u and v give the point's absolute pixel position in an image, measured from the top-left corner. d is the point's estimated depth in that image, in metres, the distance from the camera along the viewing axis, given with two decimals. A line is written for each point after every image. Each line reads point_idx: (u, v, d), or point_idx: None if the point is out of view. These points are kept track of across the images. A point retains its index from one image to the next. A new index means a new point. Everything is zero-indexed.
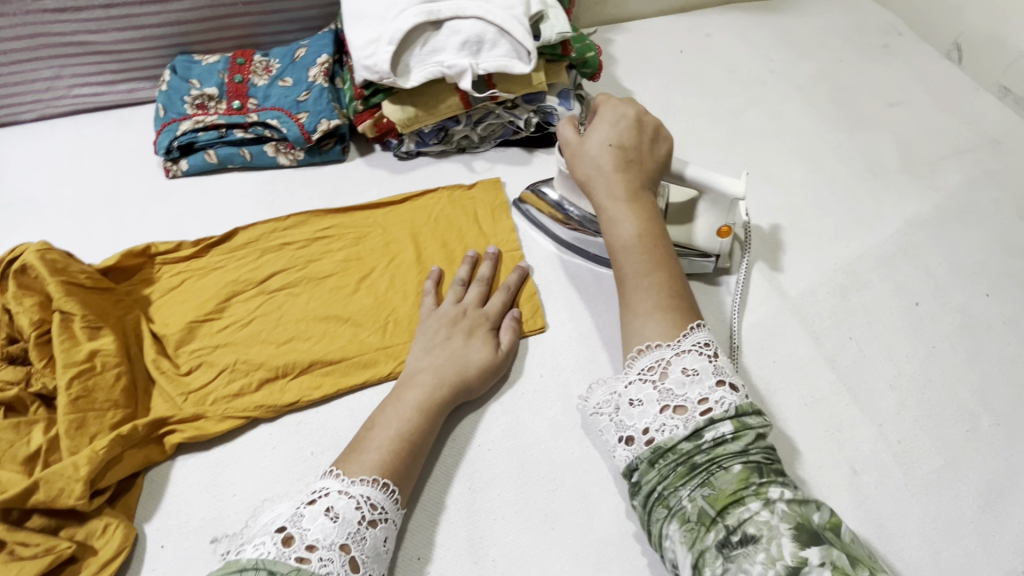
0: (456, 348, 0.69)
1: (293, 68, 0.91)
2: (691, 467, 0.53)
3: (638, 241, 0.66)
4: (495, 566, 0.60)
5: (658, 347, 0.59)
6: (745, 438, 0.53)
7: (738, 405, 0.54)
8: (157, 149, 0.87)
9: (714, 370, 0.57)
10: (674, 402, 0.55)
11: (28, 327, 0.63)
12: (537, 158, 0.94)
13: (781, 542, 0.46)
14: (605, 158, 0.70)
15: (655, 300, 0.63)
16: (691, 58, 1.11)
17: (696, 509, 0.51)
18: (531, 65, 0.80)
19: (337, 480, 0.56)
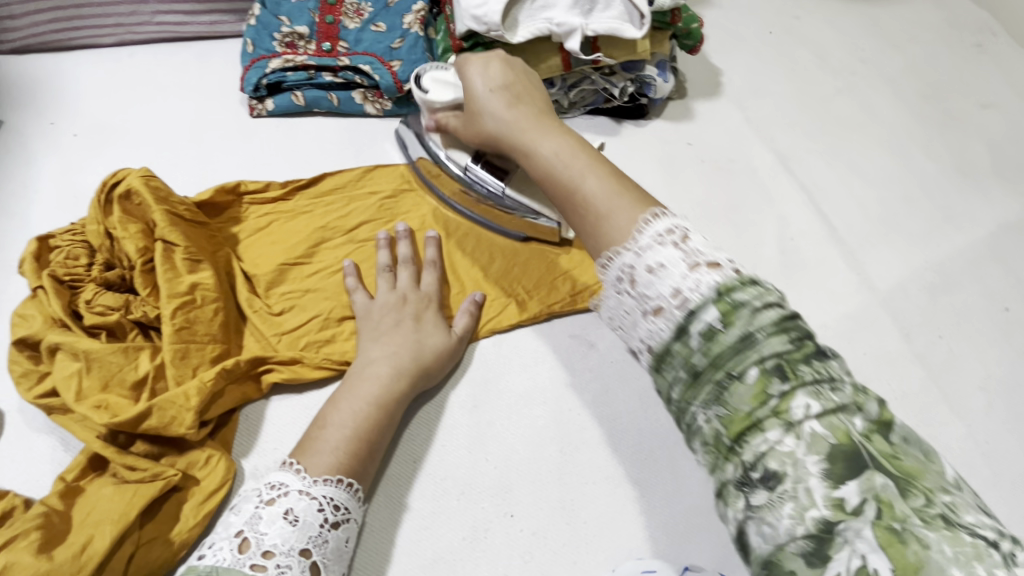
0: (428, 326, 0.67)
1: (387, 13, 0.88)
2: (694, 374, 0.42)
3: (547, 169, 0.58)
4: (587, 528, 0.61)
5: (618, 255, 0.48)
6: (740, 318, 0.41)
7: (719, 284, 0.42)
8: (244, 86, 0.85)
9: (688, 255, 0.44)
10: (653, 304, 0.44)
11: (134, 253, 0.63)
12: (625, 129, 0.92)
13: (809, 484, 0.36)
14: (493, 105, 0.66)
15: (586, 224, 0.52)
16: (781, 40, 1.07)
17: (709, 432, 0.41)
18: (642, 32, 0.77)
19: (298, 479, 0.53)
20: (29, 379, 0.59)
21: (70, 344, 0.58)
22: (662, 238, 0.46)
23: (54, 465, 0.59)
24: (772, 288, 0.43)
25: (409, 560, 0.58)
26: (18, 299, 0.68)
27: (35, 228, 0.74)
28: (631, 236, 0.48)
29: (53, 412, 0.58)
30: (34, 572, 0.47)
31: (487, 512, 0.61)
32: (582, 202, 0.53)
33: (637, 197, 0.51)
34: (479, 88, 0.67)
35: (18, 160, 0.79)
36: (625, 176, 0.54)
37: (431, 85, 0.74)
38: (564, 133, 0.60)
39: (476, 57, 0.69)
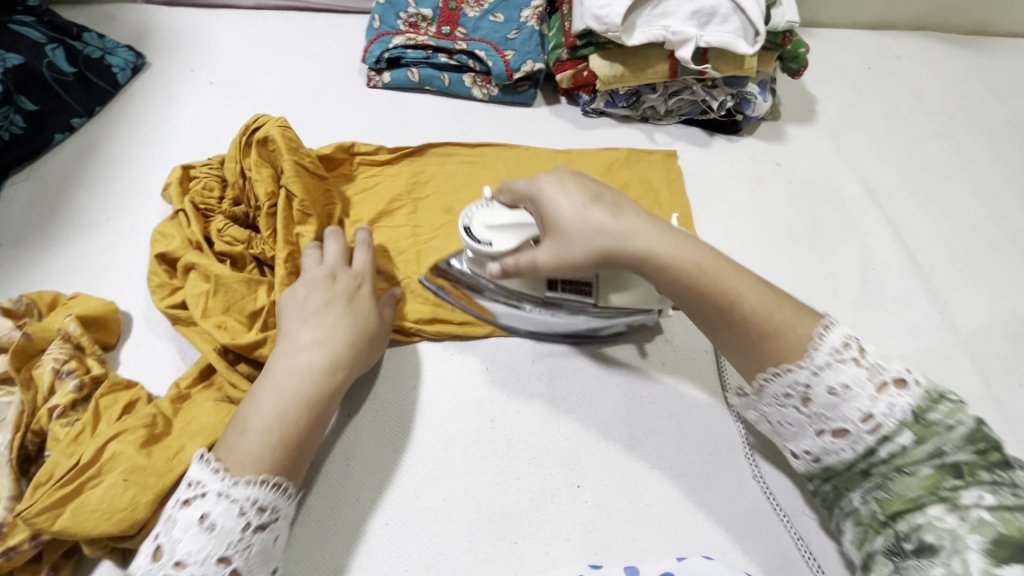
0: (362, 309, 0.64)
1: (506, 6, 0.93)
2: (863, 471, 0.52)
3: (687, 279, 0.56)
4: (649, 511, 0.63)
5: (788, 370, 0.54)
6: (931, 435, 0.49)
7: (914, 407, 0.50)
8: (367, 57, 0.91)
9: (869, 373, 0.51)
10: (833, 425, 0.53)
11: (263, 196, 0.69)
12: (717, 143, 0.95)
13: (965, 556, 0.44)
14: (591, 223, 0.58)
15: (747, 333, 0.55)
16: (879, 77, 1.08)
17: (866, 511, 0.52)
18: (754, 49, 0.80)
19: (216, 479, 0.49)
20: (163, 290, 0.66)
21: (205, 266, 0.64)
22: (840, 353, 0.52)
23: (170, 370, 0.64)
24: (959, 402, 0.51)
25: (479, 511, 0.61)
26: (155, 221, 0.75)
27: (172, 161, 0.81)
28: (803, 355, 0.53)
29: (177, 322, 0.65)
30: (131, 466, 0.52)
31: (554, 478, 0.64)
32: (739, 320, 0.55)
33: (740, 271, 0.57)
34: (567, 213, 0.58)
35: (160, 98, 0.87)
36: (734, 261, 0.59)
37: (492, 236, 0.62)
38: (678, 236, 0.59)
39: (552, 174, 0.61)
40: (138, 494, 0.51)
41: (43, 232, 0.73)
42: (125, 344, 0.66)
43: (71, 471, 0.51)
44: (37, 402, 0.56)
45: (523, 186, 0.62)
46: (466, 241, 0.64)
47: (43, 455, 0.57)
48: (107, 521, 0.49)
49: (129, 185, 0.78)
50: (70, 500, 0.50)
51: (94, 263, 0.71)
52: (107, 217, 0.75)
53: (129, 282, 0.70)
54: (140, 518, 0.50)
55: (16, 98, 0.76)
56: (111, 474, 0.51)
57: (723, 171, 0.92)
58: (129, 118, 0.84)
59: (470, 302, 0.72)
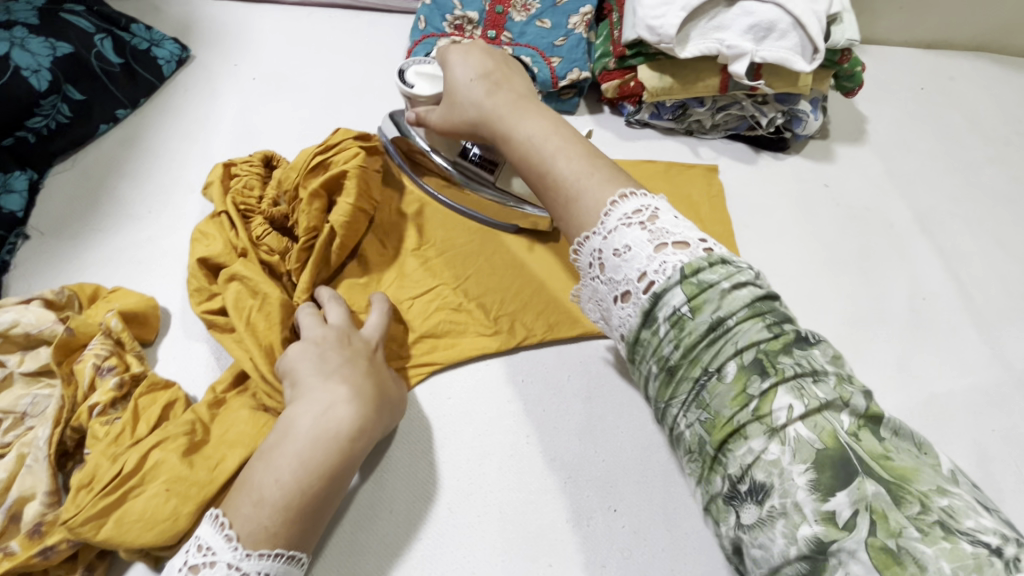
0: (380, 368, 0.61)
1: (553, 11, 0.91)
2: (669, 372, 0.44)
3: (532, 155, 0.55)
4: (687, 540, 0.61)
5: (589, 239, 0.50)
6: (708, 305, 0.43)
7: (686, 266, 0.44)
8: (410, 59, 0.89)
9: (652, 236, 0.47)
10: (620, 289, 0.48)
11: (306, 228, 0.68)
12: (763, 160, 0.92)
13: (795, 494, 0.37)
14: (474, 94, 0.60)
15: (555, 201, 0.54)
16: (932, 98, 1.04)
17: (691, 436, 0.43)
18: (812, 67, 0.77)
19: (228, 548, 0.48)
20: (202, 295, 0.66)
21: (254, 281, 0.64)
22: (629, 220, 0.48)
23: (208, 371, 0.64)
24: (747, 268, 0.45)
25: (514, 529, 0.60)
26: (195, 217, 0.75)
27: (213, 156, 0.81)
28: (597, 219, 0.50)
29: (213, 327, 0.64)
30: (174, 476, 0.52)
31: (590, 500, 0.62)
32: (554, 186, 0.53)
33: (607, 175, 0.52)
34: (460, 80, 0.61)
35: (203, 91, 0.87)
36: (620, 169, 0.54)
37: (417, 79, 0.67)
38: (545, 116, 0.57)
39: (456, 49, 0.63)
40: (180, 505, 0.51)
41: (85, 223, 0.73)
42: (162, 342, 0.65)
43: (115, 479, 0.51)
44: (77, 398, 0.56)
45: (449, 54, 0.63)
46: (397, 84, 0.68)
47: (80, 451, 0.57)
48: (151, 532, 0.50)
49: (169, 178, 0.78)
50: (112, 508, 0.50)
51: (134, 257, 0.71)
52: (147, 210, 0.75)
53: (168, 278, 0.70)
54: (181, 529, 0.51)
55: (64, 88, 0.76)
56: (154, 484, 0.51)
57: (768, 190, 0.90)
58: (172, 111, 0.84)
59: (472, 205, 0.77)
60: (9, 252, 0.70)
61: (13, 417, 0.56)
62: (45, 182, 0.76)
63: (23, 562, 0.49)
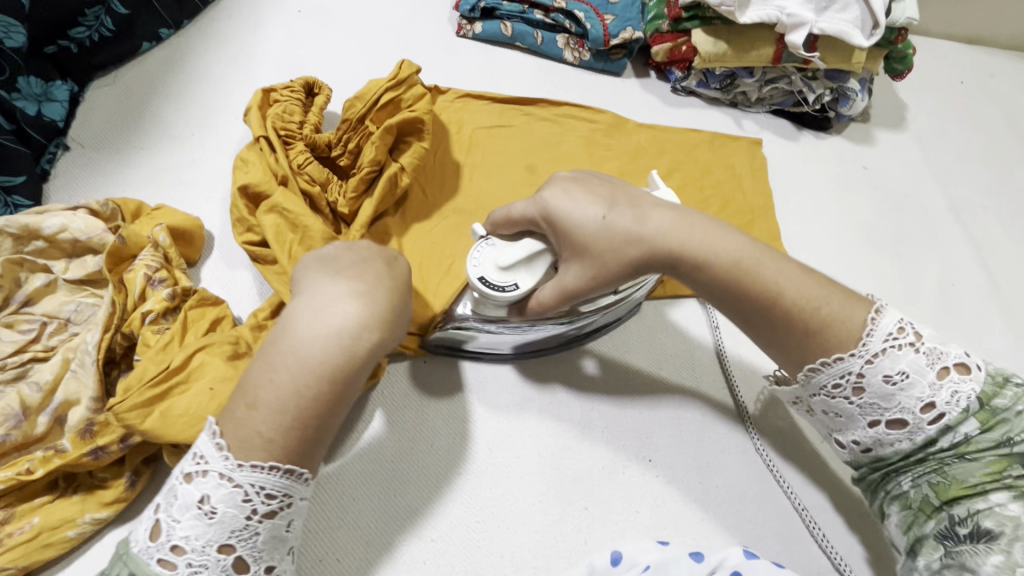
0: (399, 274, 0.54)
1: None
2: (917, 458, 0.50)
3: (728, 275, 0.52)
4: (718, 493, 0.62)
5: (843, 360, 0.49)
6: (999, 424, 0.48)
7: (978, 395, 0.48)
8: (461, 4, 0.88)
9: (928, 359, 0.48)
10: (889, 415, 0.49)
11: (369, 162, 0.67)
12: (805, 138, 0.92)
13: (1022, 546, 0.44)
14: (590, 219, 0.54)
15: (790, 335, 0.51)
16: (971, 92, 1.04)
17: (915, 495, 0.50)
18: (870, 42, 0.77)
19: (218, 458, 0.43)
20: (242, 225, 0.63)
21: (295, 213, 0.62)
22: (895, 339, 0.48)
23: (251, 294, 0.63)
24: (1023, 386, 0.49)
25: (552, 471, 0.61)
26: (239, 143, 0.73)
27: (258, 85, 0.79)
28: (855, 342, 0.49)
29: (257, 261, 0.63)
30: (219, 376, 0.51)
31: (626, 448, 0.63)
32: (785, 314, 0.50)
33: (842, 295, 0.50)
34: (588, 218, 0.55)
35: (247, 19, 0.84)
36: (823, 274, 0.52)
37: (514, 275, 0.58)
38: (737, 233, 0.53)
39: (555, 186, 0.57)
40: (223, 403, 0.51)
41: (127, 140, 0.71)
42: (204, 264, 0.65)
43: (161, 373, 0.50)
44: (128, 305, 0.55)
45: (551, 191, 0.57)
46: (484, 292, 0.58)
47: (125, 360, 0.56)
48: (192, 428, 0.49)
49: (213, 103, 0.76)
50: (156, 402, 0.50)
51: (177, 177, 0.70)
52: (191, 132, 0.73)
53: (211, 201, 0.69)
54: None
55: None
56: (199, 382, 0.51)
57: (808, 167, 0.90)
58: (216, 37, 0.82)
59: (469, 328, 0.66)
60: (49, 162, 0.68)
61: (57, 322, 0.56)
62: (86, 95, 0.74)
63: (73, 460, 0.49)
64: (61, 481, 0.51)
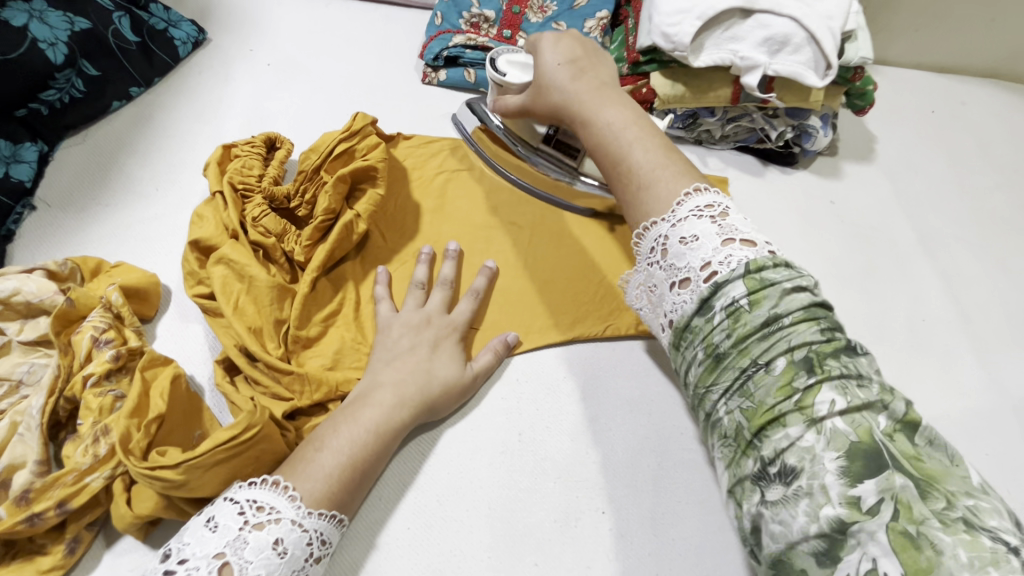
0: (444, 355, 0.64)
1: (570, 14, 0.91)
2: (716, 359, 0.45)
3: (601, 142, 0.59)
4: (673, 546, 0.60)
5: (653, 225, 0.53)
6: (766, 300, 0.44)
7: (750, 262, 0.45)
8: (425, 53, 0.90)
9: (720, 231, 0.49)
10: (680, 276, 0.49)
11: (322, 211, 0.68)
12: (770, 173, 0.92)
13: (825, 481, 0.37)
14: (557, 79, 0.64)
15: (624, 188, 0.57)
16: (943, 122, 1.04)
17: (729, 422, 0.43)
18: (824, 82, 0.77)
19: (292, 506, 0.49)
20: (192, 278, 0.64)
21: (242, 264, 0.63)
22: (700, 212, 0.50)
23: (205, 350, 0.64)
24: (808, 277, 0.45)
25: (501, 525, 0.60)
26: (201, 197, 0.75)
27: (222, 138, 0.81)
28: (666, 210, 0.53)
29: (207, 313, 0.63)
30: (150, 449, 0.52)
31: (579, 500, 0.62)
32: (625, 173, 0.57)
33: (681, 169, 0.55)
34: (545, 65, 0.66)
35: (217, 75, 0.87)
36: (673, 147, 0.58)
37: (509, 67, 0.71)
38: (626, 104, 0.60)
39: (544, 35, 0.67)
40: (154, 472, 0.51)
41: (92, 198, 0.74)
42: (159, 320, 0.66)
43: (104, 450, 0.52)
44: (73, 368, 0.56)
45: (529, 39, 0.69)
46: (487, 73, 0.72)
47: (71, 422, 0.56)
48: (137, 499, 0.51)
49: (178, 158, 0.78)
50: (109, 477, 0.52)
51: (138, 233, 0.71)
52: (155, 188, 0.75)
53: (170, 256, 0.70)
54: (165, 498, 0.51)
55: (80, 63, 0.76)
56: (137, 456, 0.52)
57: (774, 203, 0.90)
58: (185, 93, 0.84)
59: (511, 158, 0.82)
60: (16, 222, 0.70)
61: (8, 385, 0.57)
62: (56, 154, 0.77)
63: (8, 528, 0.49)
64: (0, 548, 0.51)
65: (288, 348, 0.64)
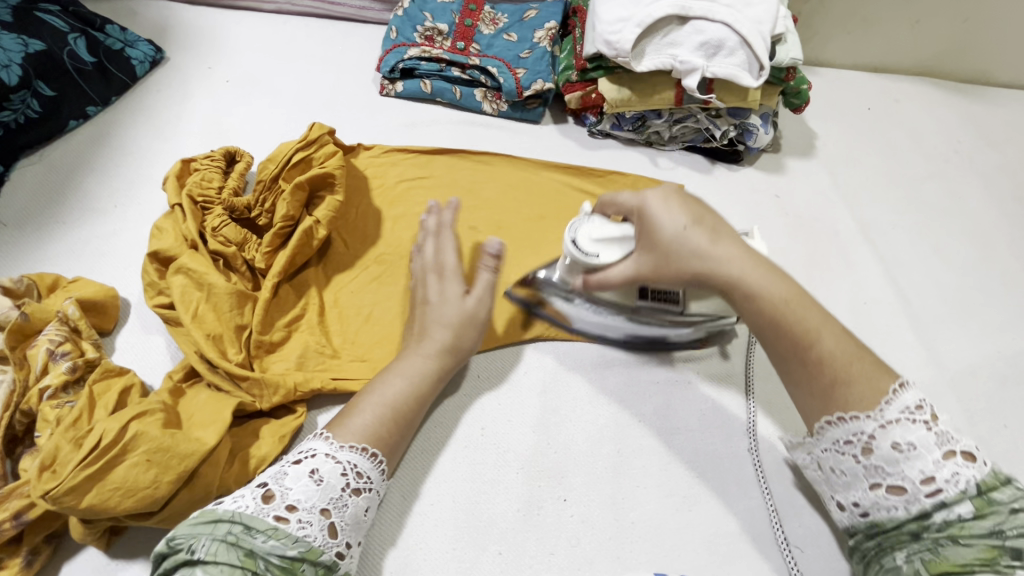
0: (447, 304, 0.66)
1: (521, 26, 0.95)
2: (914, 535, 0.48)
3: (772, 313, 0.55)
4: (633, 528, 0.62)
5: (850, 419, 0.51)
6: (992, 514, 0.46)
7: (981, 483, 0.47)
8: (382, 66, 0.93)
9: (937, 439, 0.48)
10: (889, 480, 0.50)
11: (280, 218, 0.69)
12: (718, 171, 0.97)
13: None
14: (688, 247, 0.57)
15: (795, 363, 0.55)
16: (878, 118, 1.10)
17: (907, 569, 0.47)
18: (758, 82, 0.82)
19: (325, 444, 0.55)
20: (152, 289, 0.65)
21: (201, 273, 0.63)
22: (910, 415, 0.49)
23: (165, 359, 0.65)
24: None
25: (465, 518, 0.62)
26: (159, 212, 0.76)
27: (182, 154, 0.82)
28: (874, 404, 0.51)
29: (167, 322, 0.64)
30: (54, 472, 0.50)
31: (541, 490, 0.64)
32: (817, 362, 0.54)
33: (837, 327, 0.55)
34: (667, 228, 0.57)
35: (176, 93, 0.88)
36: (775, 265, 0.58)
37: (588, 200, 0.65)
38: (745, 239, 0.58)
39: (655, 190, 0.59)
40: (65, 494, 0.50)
41: (50, 215, 0.74)
42: (118, 332, 0.66)
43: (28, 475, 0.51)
44: (29, 382, 0.56)
45: (624, 197, 0.61)
46: (571, 254, 0.62)
47: (29, 436, 0.56)
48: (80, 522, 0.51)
49: (136, 175, 0.79)
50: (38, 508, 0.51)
51: (97, 248, 0.72)
52: (113, 204, 0.76)
53: (130, 269, 0.71)
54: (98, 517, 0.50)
55: (35, 83, 0.77)
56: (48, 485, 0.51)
57: (722, 199, 0.94)
58: (143, 111, 0.86)
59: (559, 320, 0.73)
60: None
61: None
62: (11, 174, 0.77)
63: None
64: None
65: (250, 354, 0.65)
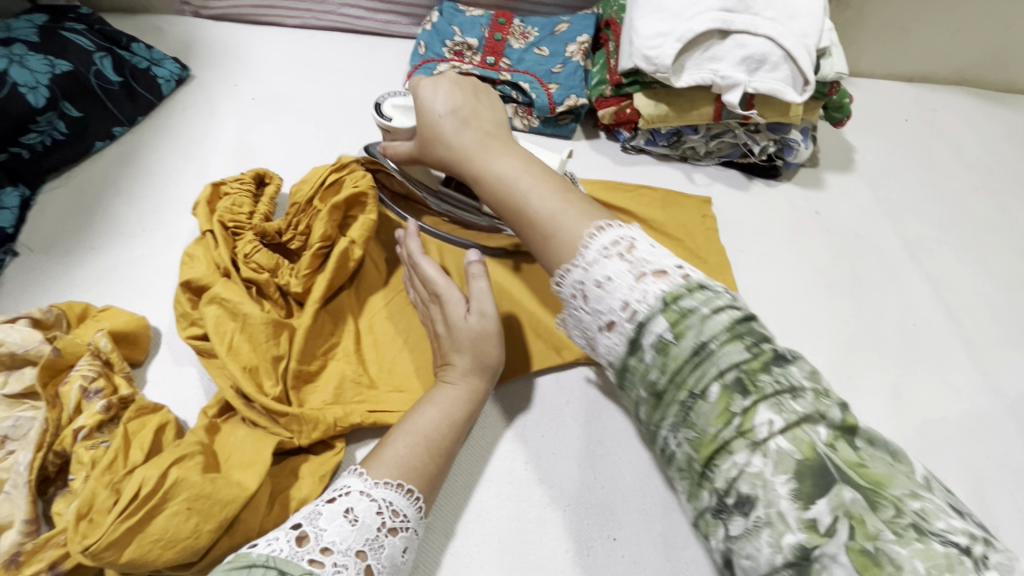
0: (458, 331, 0.61)
1: (552, 40, 0.93)
2: (658, 397, 0.45)
3: (499, 193, 0.58)
4: (688, 569, 0.59)
5: (568, 271, 0.51)
6: (690, 329, 0.44)
7: (666, 294, 0.45)
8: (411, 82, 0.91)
9: (633, 267, 0.47)
10: (606, 319, 0.48)
11: (315, 242, 0.67)
12: (755, 186, 0.94)
13: (781, 505, 0.38)
14: (443, 128, 0.62)
15: (533, 237, 0.55)
16: (917, 130, 1.07)
17: (682, 456, 0.44)
18: (802, 98, 0.79)
19: (359, 479, 0.52)
20: (185, 320, 0.63)
21: (235, 302, 0.61)
22: (607, 251, 0.49)
23: (198, 392, 0.63)
24: (728, 294, 0.46)
25: (512, 559, 0.59)
26: (188, 235, 0.74)
27: (210, 175, 0.80)
28: (575, 253, 0.51)
29: (201, 354, 0.62)
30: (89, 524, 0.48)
31: (590, 529, 0.61)
32: (530, 219, 0.55)
33: (581, 208, 0.54)
34: (433, 111, 0.63)
35: (202, 111, 0.87)
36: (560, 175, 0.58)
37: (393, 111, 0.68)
38: (514, 153, 0.60)
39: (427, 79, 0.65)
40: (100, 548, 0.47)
41: (78, 240, 0.72)
42: (149, 363, 0.64)
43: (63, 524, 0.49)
44: (62, 421, 0.54)
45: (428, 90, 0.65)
46: (375, 117, 0.70)
47: (61, 476, 0.54)
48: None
49: (164, 197, 0.77)
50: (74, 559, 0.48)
51: (126, 274, 0.70)
52: (142, 228, 0.74)
53: (160, 296, 0.69)
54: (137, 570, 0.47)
55: (62, 104, 0.75)
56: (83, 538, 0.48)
57: (761, 215, 0.91)
58: (169, 130, 0.84)
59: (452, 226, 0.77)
60: None
61: None
62: (37, 198, 0.75)
63: None
64: None
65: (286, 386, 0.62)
